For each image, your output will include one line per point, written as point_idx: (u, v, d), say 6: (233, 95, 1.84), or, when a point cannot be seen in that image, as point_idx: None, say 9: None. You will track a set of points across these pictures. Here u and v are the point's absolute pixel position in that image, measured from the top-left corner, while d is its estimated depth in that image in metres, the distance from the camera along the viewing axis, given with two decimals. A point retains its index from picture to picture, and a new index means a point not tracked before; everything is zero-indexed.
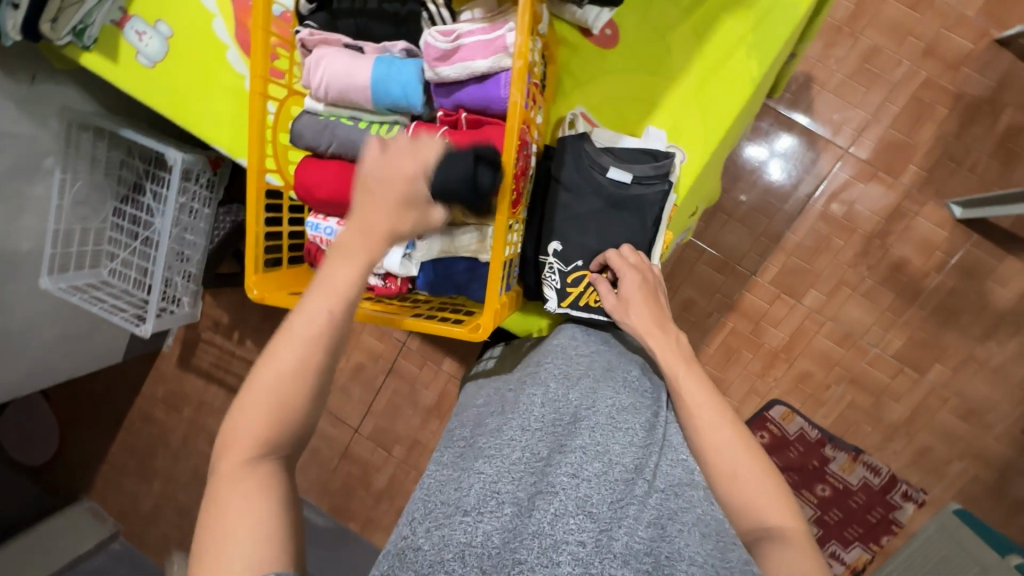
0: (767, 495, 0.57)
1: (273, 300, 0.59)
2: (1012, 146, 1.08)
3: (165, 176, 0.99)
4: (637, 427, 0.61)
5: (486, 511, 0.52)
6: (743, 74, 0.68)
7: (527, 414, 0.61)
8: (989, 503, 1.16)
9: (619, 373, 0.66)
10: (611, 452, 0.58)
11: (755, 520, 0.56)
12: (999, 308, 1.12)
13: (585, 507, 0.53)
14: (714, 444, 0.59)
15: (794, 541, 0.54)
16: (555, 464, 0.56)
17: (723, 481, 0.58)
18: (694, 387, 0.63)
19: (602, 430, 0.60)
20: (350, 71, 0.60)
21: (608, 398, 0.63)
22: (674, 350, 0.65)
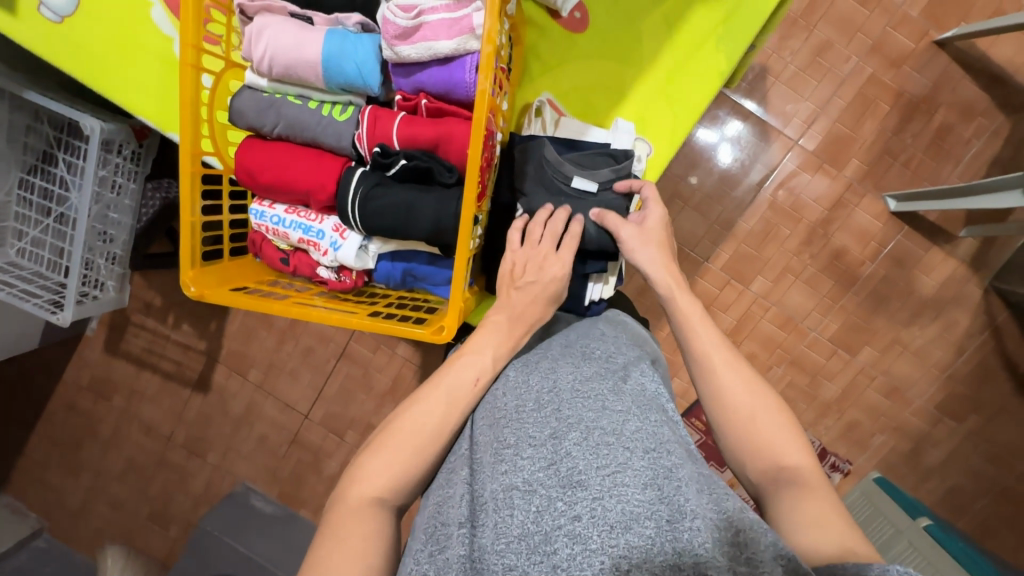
0: (777, 434, 0.53)
1: (214, 297, 0.54)
2: (943, 143, 1.15)
3: (80, 145, 0.88)
4: (605, 391, 0.55)
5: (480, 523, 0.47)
6: (710, 68, 0.68)
7: (493, 407, 0.56)
8: (905, 470, 1.27)
9: (577, 348, 0.62)
10: (584, 421, 0.51)
11: (769, 460, 0.53)
12: (923, 294, 1.21)
13: (569, 483, 0.46)
14: (725, 385, 0.56)
15: (813, 484, 0.50)
16: (525, 451, 0.49)
17: (739, 421, 0.54)
18: (703, 325, 0.59)
19: (569, 403, 0.53)
20: (299, 44, 0.55)
21: (568, 374, 0.57)
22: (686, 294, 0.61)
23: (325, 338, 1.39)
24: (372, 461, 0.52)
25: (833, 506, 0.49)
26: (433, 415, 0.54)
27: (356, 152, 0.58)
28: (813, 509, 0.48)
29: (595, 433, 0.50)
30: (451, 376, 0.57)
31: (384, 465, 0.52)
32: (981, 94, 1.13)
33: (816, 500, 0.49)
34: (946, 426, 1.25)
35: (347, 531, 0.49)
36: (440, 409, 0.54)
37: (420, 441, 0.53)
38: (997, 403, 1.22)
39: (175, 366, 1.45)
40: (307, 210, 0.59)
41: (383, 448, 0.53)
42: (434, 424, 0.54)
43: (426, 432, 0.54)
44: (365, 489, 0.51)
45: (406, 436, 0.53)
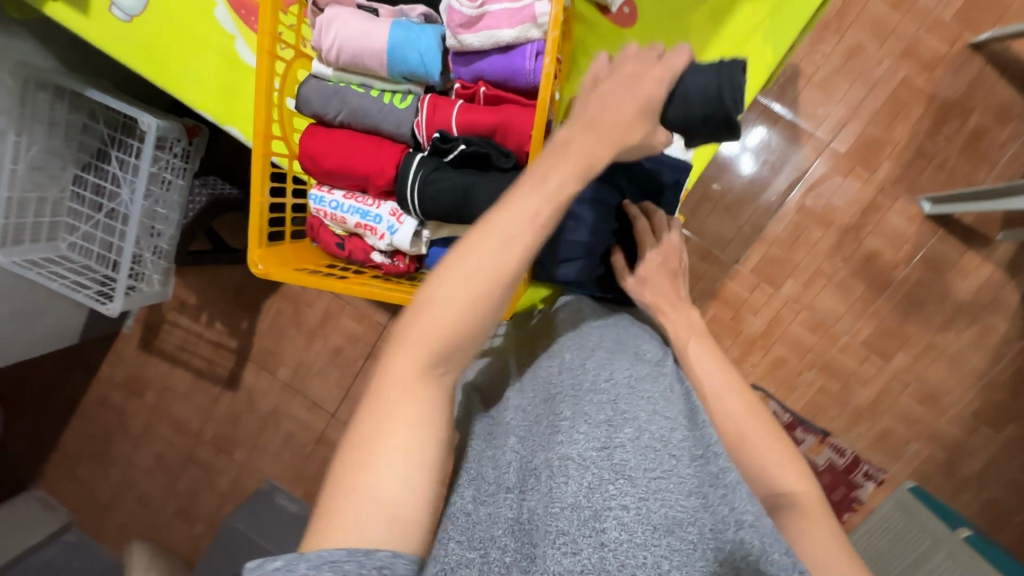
0: (775, 459, 0.59)
1: (280, 275, 0.56)
2: (978, 146, 1.14)
3: (134, 143, 0.92)
4: (658, 395, 0.56)
5: (529, 487, 0.51)
6: (757, 58, 0.69)
7: (546, 385, 0.59)
8: (940, 480, 1.24)
9: (630, 345, 0.63)
10: (639, 419, 0.52)
11: (767, 483, 0.57)
12: (958, 299, 1.19)
13: (622, 472, 0.48)
14: (721, 410, 0.62)
15: (807, 506, 0.56)
16: (579, 429, 0.51)
17: (731, 444, 0.60)
18: (704, 356, 0.65)
19: (625, 398, 0.55)
20: (366, 33, 0.57)
21: (625, 369, 0.58)
22: (684, 322, 0.68)
23: (354, 337, 1.41)
24: (430, 311, 0.47)
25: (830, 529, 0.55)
26: (497, 259, 0.47)
27: (415, 140, 0.60)
28: (819, 532, 0.54)
29: (649, 433, 0.51)
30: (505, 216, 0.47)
31: (432, 319, 0.47)
32: (1017, 97, 1.12)
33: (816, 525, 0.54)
34: (983, 435, 1.22)
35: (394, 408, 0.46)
36: (491, 254, 0.47)
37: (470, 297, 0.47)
38: None
39: (207, 363, 1.48)
40: (364, 196, 0.61)
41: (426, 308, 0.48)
42: (473, 269, 0.47)
43: (477, 280, 0.47)
44: (411, 358, 0.47)
45: (447, 294, 0.47)
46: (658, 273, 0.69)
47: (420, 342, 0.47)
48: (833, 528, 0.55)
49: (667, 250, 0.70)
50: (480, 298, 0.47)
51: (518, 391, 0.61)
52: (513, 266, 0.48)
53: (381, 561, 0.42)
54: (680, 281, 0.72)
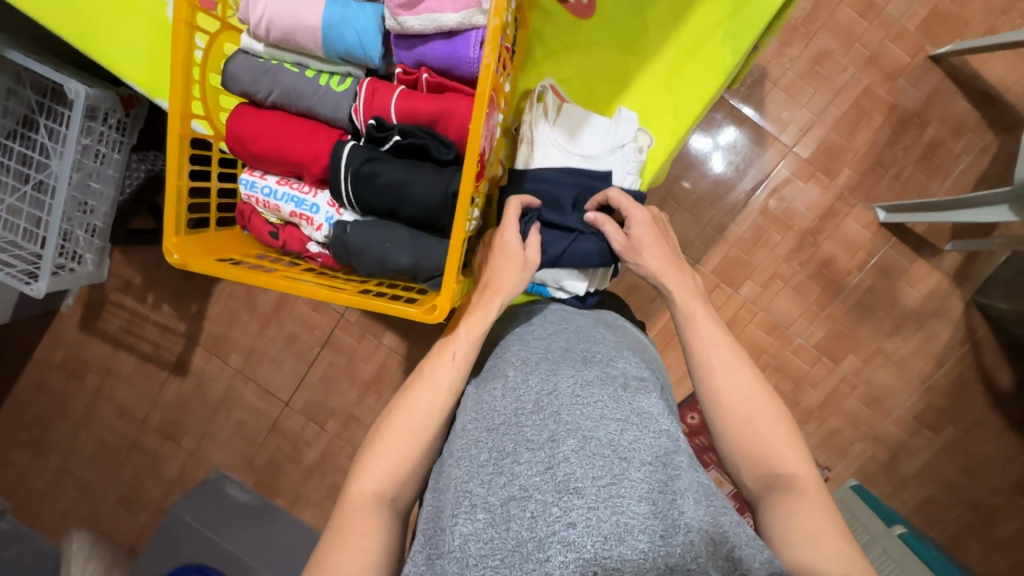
0: (779, 440, 0.55)
1: (198, 266, 0.53)
2: (933, 156, 1.17)
3: (64, 112, 0.85)
4: (605, 398, 0.52)
5: (461, 514, 0.47)
6: (715, 59, 0.68)
7: (490, 411, 0.54)
8: (881, 479, 1.29)
9: (577, 351, 0.59)
10: (582, 429, 0.49)
11: (767, 467, 0.55)
12: (907, 306, 1.22)
13: (566, 491, 0.45)
14: (726, 385, 0.58)
15: (808, 492, 0.52)
16: (523, 459, 0.48)
17: (734, 425, 0.57)
18: (710, 324, 0.61)
19: (569, 412, 0.51)
20: (300, 9, 0.54)
21: (569, 377, 0.55)
22: (688, 288, 0.64)
23: (310, 325, 1.37)
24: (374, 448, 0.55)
25: (825, 514, 0.50)
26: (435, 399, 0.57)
27: (352, 126, 0.57)
28: (817, 517, 0.50)
29: (593, 443, 0.48)
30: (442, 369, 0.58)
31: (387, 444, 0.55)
32: (972, 111, 1.15)
33: (820, 506, 0.51)
34: (923, 437, 1.27)
35: (352, 531, 0.51)
36: (428, 400, 0.57)
37: (415, 435, 0.56)
38: (973, 416, 1.25)
39: (153, 347, 1.41)
40: (299, 183, 0.58)
41: (376, 445, 0.55)
42: (427, 409, 0.56)
43: (424, 422, 0.56)
44: (365, 485, 0.54)
45: (396, 433, 0.56)
46: (649, 233, 0.63)
47: (373, 469, 0.54)
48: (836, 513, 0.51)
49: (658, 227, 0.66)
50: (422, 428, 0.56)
51: (474, 417, 0.55)
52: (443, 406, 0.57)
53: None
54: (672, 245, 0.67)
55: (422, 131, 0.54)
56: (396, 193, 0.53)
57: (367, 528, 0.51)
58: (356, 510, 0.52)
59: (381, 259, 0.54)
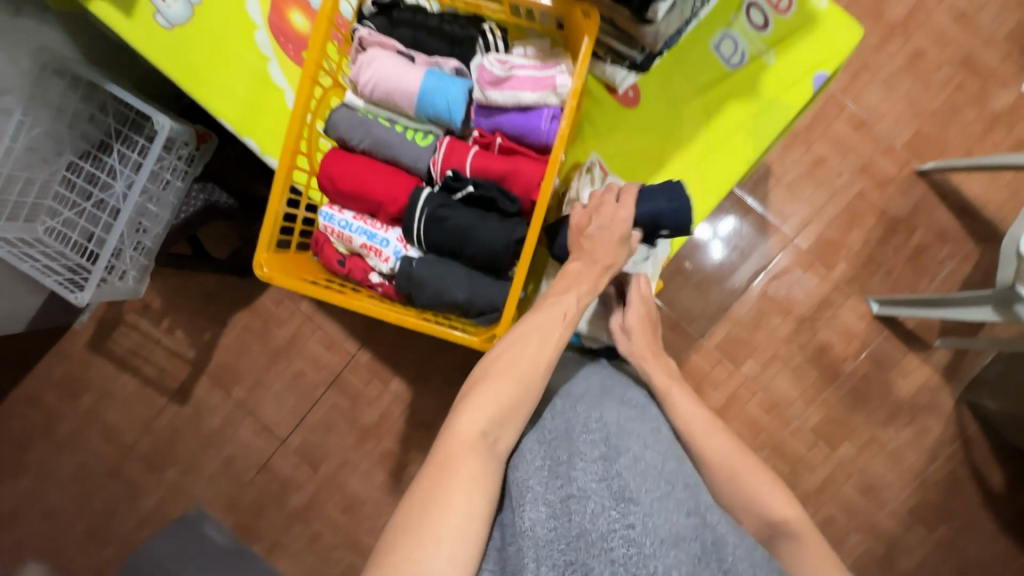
0: (765, 488, 0.62)
1: (283, 281, 0.58)
2: (920, 259, 1.27)
3: (140, 140, 0.93)
4: (646, 433, 0.60)
5: (524, 505, 0.52)
6: (739, 151, 0.78)
7: (540, 427, 0.59)
8: (876, 574, 1.27)
9: (617, 393, 0.66)
10: (633, 450, 0.55)
11: (767, 517, 0.61)
12: (899, 397, 1.27)
13: (622, 498, 0.51)
14: (711, 448, 0.65)
15: (806, 534, 0.59)
16: (579, 466, 0.54)
17: (725, 479, 0.64)
18: (685, 400, 0.69)
19: (617, 436, 0.57)
20: (402, 76, 0.62)
21: (614, 411, 0.61)
22: (667, 373, 0.71)
23: (319, 364, 1.38)
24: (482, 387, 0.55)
25: (822, 553, 0.58)
26: (543, 352, 0.58)
27: (429, 175, 0.65)
28: (816, 555, 0.57)
29: (642, 463, 0.54)
30: (548, 309, 0.61)
31: (493, 393, 0.55)
32: (954, 222, 1.27)
33: (814, 549, 0.58)
34: (918, 533, 1.27)
35: (462, 460, 0.50)
36: (537, 346, 0.58)
37: (523, 375, 0.56)
38: (966, 515, 1.26)
39: (158, 372, 1.42)
40: (373, 220, 0.65)
41: (483, 383, 0.56)
42: (530, 359, 0.58)
43: (527, 365, 0.57)
44: (473, 422, 0.53)
45: (498, 379, 0.56)
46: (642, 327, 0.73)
47: (487, 399, 0.54)
48: (828, 552, 0.58)
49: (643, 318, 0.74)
50: (528, 380, 0.57)
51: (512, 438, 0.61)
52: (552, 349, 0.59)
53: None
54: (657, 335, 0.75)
55: (493, 183, 0.61)
56: (467, 236, 0.60)
57: (478, 464, 0.51)
58: (466, 443, 0.52)
59: (441, 292, 0.60)
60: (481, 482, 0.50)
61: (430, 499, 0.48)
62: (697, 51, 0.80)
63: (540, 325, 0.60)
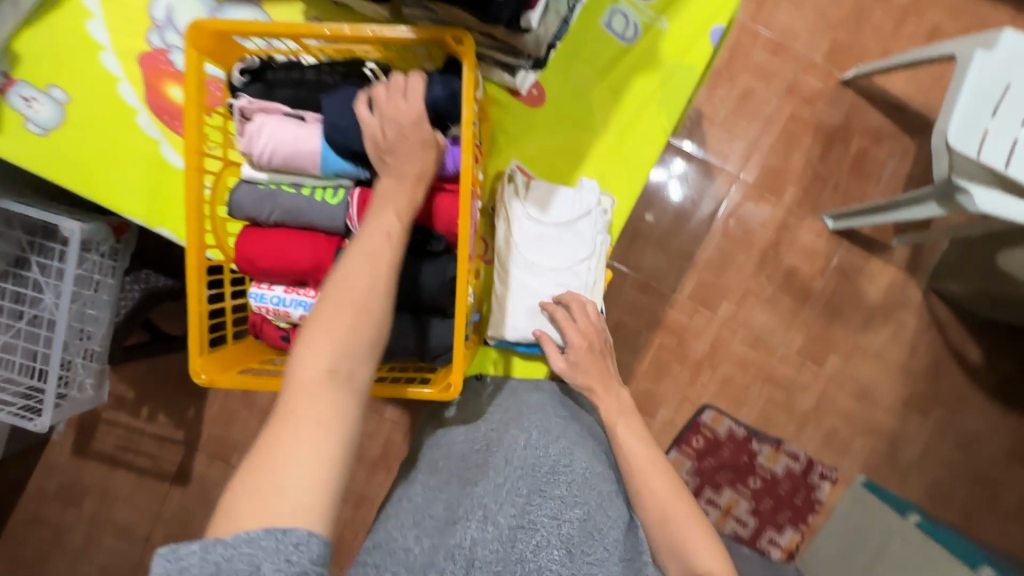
0: (695, 536, 0.62)
1: (224, 381, 0.58)
2: (863, 165, 1.29)
3: (57, 248, 0.88)
4: (605, 490, 0.67)
5: (474, 522, 0.61)
6: (658, 124, 0.77)
7: (510, 453, 0.66)
8: (886, 470, 1.33)
9: (589, 439, 0.72)
10: (586, 505, 0.64)
11: (687, 563, 0.61)
12: (872, 301, 1.31)
13: (564, 547, 0.61)
14: (651, 491, 0.65)
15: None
16: (534, 502, 0.62)
17: (657, 525, 0.64)
18: (631, 437, 0.69)
19: (577, 486, 0.65)
20: (298, 138, 0.60)
21: (583, 461, 0.67)
22: (614, 395, 0.73)
23: None
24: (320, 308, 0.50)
25: None
26: (366, 272, 0.51)
27: (349, 230, 0.63)
28: None
29: (589, 521, 0.63)
30: (370, 228, 0.53)
31: (334, 313, 0.50)
32: (886, 121, 1.28)
33: None
34: (915, 422, 1.32)
35: (303, 411, 0.47)
36: (365, 268, 0.51)
37: (358, 305, 0.50)
38: (955, 394, 1.32)
39: (152, 460, 1.39)
40: (305, 289, 0.63)
41: (317, 314, 0.50)
42: (364, 286, 0.50)
43: (360, 291, 0.50)
44: (311, 363, 0.48)
45: (334, 311, 0.50)
46: (586, 356, 0.72)
47: (320, 340, 0.48)
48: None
49: (590, 332, 0.72)
50: (365, 307, 0.50)
51: (484, 448, 0.68)
52: (388, 261, 0.52)
53: (298, 539, 0.43)
54: (608, 359, 0.75)
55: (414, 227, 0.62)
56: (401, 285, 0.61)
57: (320, 408, 0.47)
58: (304, 391, 0.47)
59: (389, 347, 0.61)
60: (329, 429, 0.47)
61: (261, 463, 0.45)
62: (590, 34, 0.78)
63: (366, 245, 0.52)
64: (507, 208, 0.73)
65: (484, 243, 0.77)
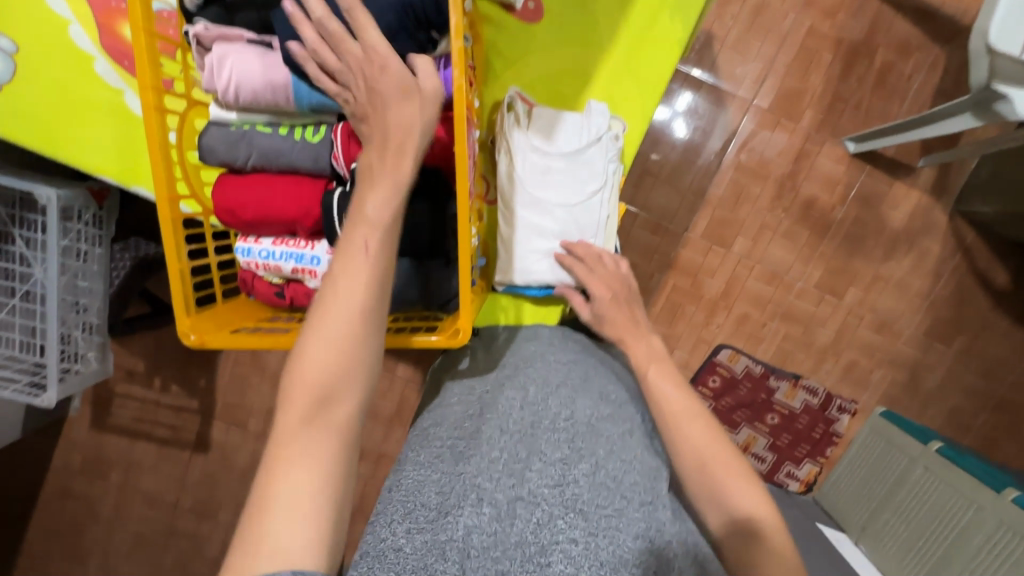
0: (738, 479, 0.57)
1: (216, 341, 0.56)
2: (887, 81, 1.19)
3: (38, 218, 0.84)
4: (616, 436, 0.59)
5: (467, 507, 0.50)
6: (670, 36, 0.71)
7: (504, 416, 0.58)
8: (907, 400, 1.31)
9: (596, 385, 0.64)
10: (596, 458, 0.55)
11: (732, 512, 0.56)
12: (894, 228, 1.25)
13: (574, 508, 0.52)
14: (689, 436, 0.60)
15: (768, 527, 0.55)
16: (535, 465, 0.54)
17: (692, 469, 0.58)
18: (665, 381, 0.64)
19: (582, 438, 0.57)
20: (264, 68, 0.56)
21: (587, 408, 0.60)
22: (645, 339, 0.68)
23: None
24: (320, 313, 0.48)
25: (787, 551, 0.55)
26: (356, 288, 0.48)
27: (335, 171, 0.60)
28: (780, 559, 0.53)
29: (601, 472, 0.54)
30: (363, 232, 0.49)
31: (323, 338, 0.48)
32: (914, 30, 1.18)
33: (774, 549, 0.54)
34: (937, 351, 1.29)
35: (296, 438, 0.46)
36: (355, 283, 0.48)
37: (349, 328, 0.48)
38: (980, 320, 1.27)
39: (171, 430, 1.40)
40: (294, 239, 0.62)
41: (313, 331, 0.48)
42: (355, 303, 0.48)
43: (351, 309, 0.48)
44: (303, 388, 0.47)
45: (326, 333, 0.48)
46: (613, 308, 0.69)
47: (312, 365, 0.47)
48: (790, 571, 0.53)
49: (612, 280, 0.69)
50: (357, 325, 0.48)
51: (479, 416, 0.60)
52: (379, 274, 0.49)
53: None
54: (635, 306, 0.71)
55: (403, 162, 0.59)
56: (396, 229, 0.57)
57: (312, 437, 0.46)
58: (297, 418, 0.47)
59: (392, 295, 0.58)
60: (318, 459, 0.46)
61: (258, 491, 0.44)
62: None
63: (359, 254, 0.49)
64: (509, 141, 0.68)
65: (486, 181, 0.72)
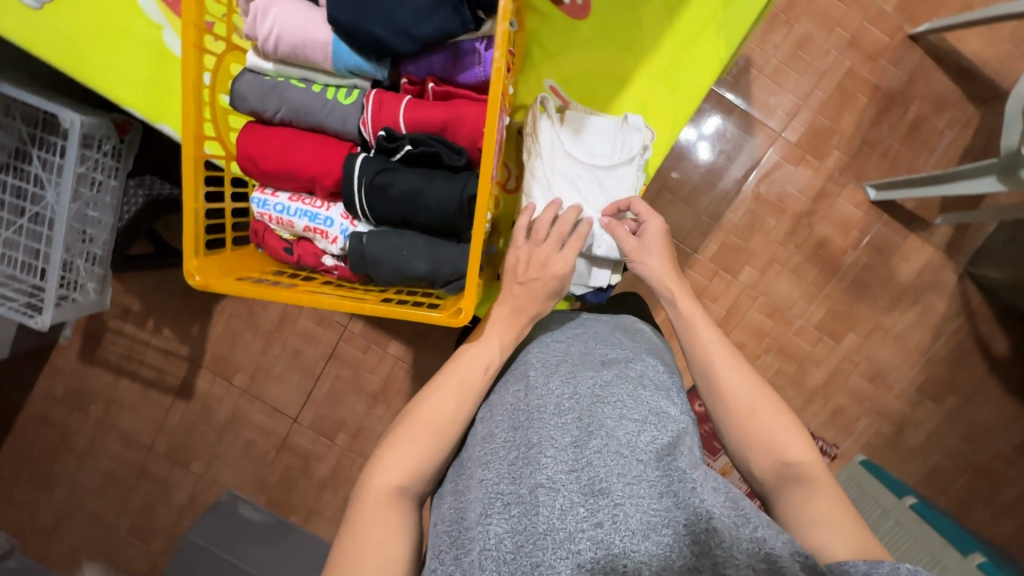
0: (784, 431, 0.58)
1: (219, 286, 0.56)
2: (918, 133, 1.19)
3: (58, 142, 0.84)
4: (625, 398, 0.55)
5: (494, 513, 0.49)
6: (711, 51, 0.70)
7: (514, 412, 0.57)
8: (888, 452, 1.31)
9: (597, 357, 0.62)
10: (606, 428, 0.52)
11: (775, 459, 0.57)
12: (902, 281, 1.25)
13: (591, 490, 0.48)
14: (726, 384, 0.60)
15: (817, 481, 0.54)
16: (546, 452, 0.51)
17: (743, 420, 0.59)
18: (706, 322, 0.64)
19: (587, 412, 0.54)
20: (307, 26, 0.57)
21: (589, 379, 0.57)
22: (688, 294, 0.67)
23: (314, 339, 1.36)
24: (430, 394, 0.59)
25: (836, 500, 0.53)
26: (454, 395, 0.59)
27: (361, 138, 0.62)
28: (821, 507, 0.52)
29: (614, 441, 0.51)
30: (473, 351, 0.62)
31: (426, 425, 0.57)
32: (952, 86, 1.17)
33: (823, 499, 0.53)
34: (926, 408, 1.29)
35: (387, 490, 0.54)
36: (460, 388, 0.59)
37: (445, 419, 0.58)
38: (972, 384, 1.27)
39: (156, 372, 1.40)
40: (311, 198, 0.63)
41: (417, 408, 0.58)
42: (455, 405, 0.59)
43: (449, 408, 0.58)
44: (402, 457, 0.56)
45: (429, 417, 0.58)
46: (658, 241, 0.68)
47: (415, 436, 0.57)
48: (843, 499, 0.53)
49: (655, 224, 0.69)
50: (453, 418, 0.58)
51: (490, 418, 0.59)
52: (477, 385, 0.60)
53: None
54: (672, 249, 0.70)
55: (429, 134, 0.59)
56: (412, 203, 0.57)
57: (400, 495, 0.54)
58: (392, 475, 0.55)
59: (400, 268, 0.58)
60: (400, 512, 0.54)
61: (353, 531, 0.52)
62: None
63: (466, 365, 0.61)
64: (535, 134, 0.70)
65: (508, 170, 0.75)
